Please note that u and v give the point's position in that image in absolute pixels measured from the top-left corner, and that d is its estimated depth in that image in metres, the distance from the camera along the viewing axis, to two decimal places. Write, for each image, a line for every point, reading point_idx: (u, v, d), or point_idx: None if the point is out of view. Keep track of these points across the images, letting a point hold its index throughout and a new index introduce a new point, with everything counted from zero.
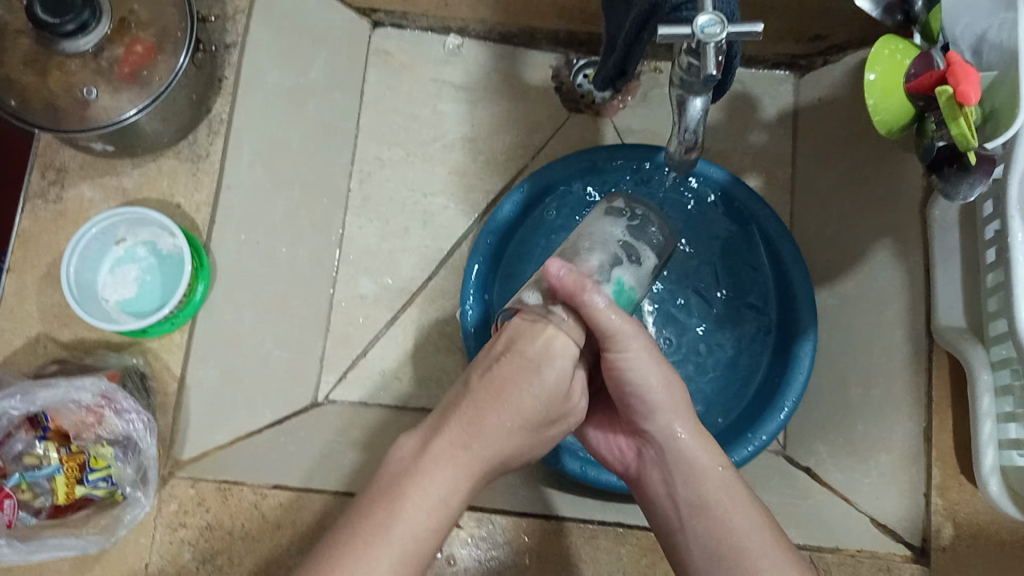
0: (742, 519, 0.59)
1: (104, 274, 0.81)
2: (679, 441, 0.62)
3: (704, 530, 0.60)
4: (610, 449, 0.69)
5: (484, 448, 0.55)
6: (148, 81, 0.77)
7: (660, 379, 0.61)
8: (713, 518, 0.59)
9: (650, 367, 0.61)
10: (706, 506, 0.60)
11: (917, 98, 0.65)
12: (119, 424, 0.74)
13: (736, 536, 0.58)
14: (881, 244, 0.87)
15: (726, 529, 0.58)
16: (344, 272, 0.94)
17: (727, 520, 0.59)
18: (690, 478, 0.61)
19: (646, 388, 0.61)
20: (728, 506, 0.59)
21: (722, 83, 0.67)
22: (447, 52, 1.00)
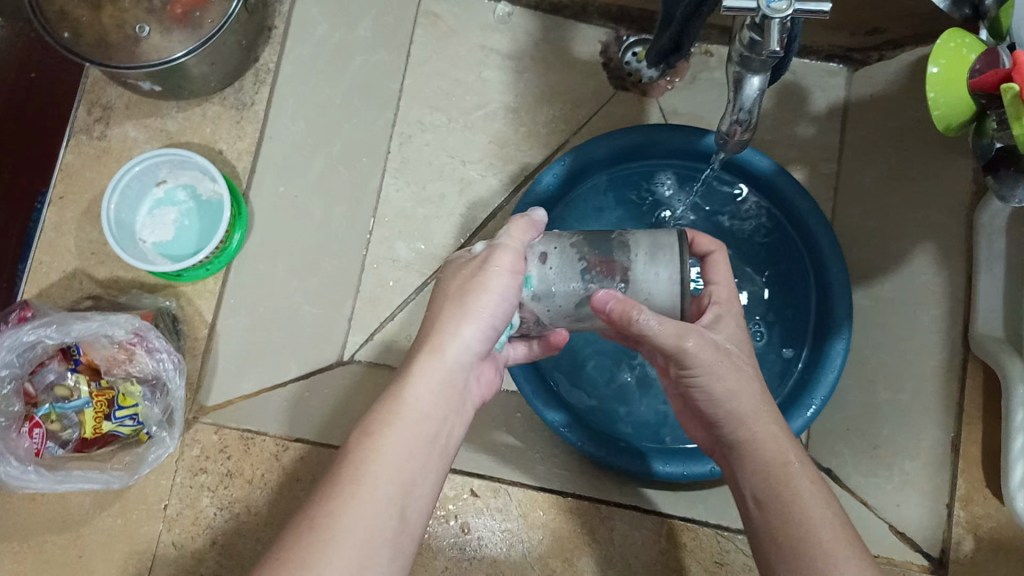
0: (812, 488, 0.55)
1: (142, 215, 0.81)
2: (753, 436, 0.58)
3: (770, 519, 0.54)
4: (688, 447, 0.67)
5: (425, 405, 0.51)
6: (197, 22, 0.77)
7: (733, 382, 0.60)
8: (779, 508, 0.54)
9: (723, 372, 0.60)
10: (772, 499, 0.55)
11: (978, 95, 0.61)
12: (150, 363, 0.74)
13: (799, 526, 0.52)
14: (922, 248, 0.86)
15: (798, 518, 0.53)
16: (380, 233, 0.91)
17: (791, 510, 0.53)
18: (757, 470, 0.57)
19: (717, 389, 0.60)
20: (807, 506, 0.53)
21: (780, 64, 0.65)
22: (497, 19, 0.99)
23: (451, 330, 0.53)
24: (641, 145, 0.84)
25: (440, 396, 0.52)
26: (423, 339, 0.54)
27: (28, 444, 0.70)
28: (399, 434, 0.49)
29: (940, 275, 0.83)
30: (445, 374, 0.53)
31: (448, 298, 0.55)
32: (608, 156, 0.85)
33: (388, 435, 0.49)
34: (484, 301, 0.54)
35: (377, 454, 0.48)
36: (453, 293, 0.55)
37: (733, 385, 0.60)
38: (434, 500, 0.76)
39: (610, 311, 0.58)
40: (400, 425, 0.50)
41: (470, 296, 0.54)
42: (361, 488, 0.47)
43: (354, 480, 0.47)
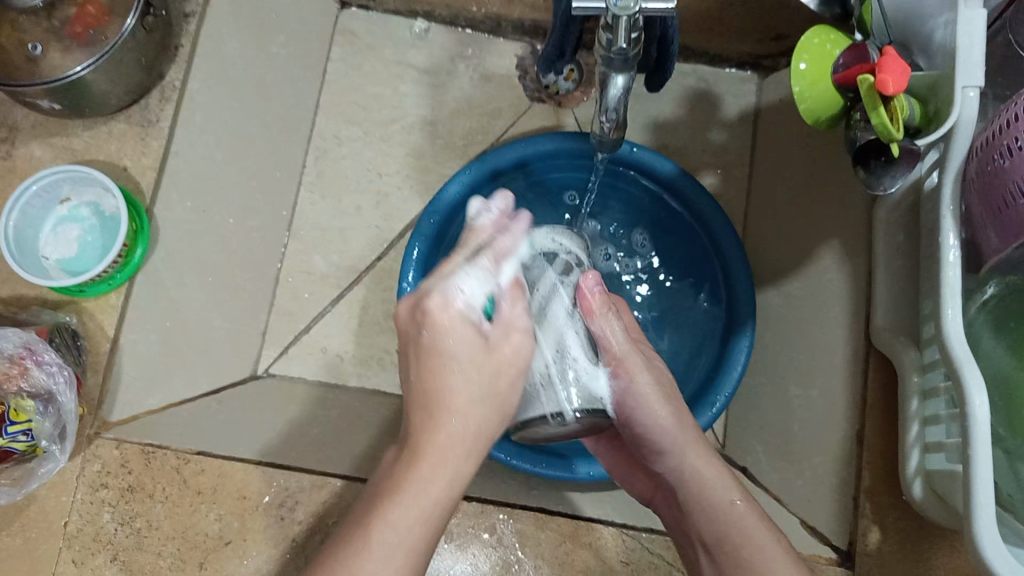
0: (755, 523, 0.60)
1: (45, 232, 0.81)
2: (693, 471, 0.64)
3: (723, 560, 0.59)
4: (635, 486, 0.72)
5: (436, 483, 0.49)
6: (95, 40, 0.79)
7: (671, 418, 0.65)
8: (729, 543, 0.59)
9: (657, 406, 0.65)
10: (721, 542, 0.60)
11: (845, 90, 0.63)
12: (41, 377, 0.73)
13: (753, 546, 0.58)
14: (828, 246, 0.87)
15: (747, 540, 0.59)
16: (293, 247, 0.92)
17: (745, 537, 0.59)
18: (704, 511, 0.62)
19: (658, 427, 0.65)
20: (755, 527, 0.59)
21: (663, 40, 0.68)
22: (414, 35, 1.00)
23: (431, 458, 0.49)
24: (542, 154, 0.86)
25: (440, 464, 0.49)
26: (416, 416, 0.50)
27: None
28: (401, 505, 0.48)
29: (844, 273, 0.84)
30: (449, 436, 0.50)
31: (423, 364, 0.50)
32: (510, 165, 0.86)
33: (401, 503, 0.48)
34: (464, 378, 0.50)
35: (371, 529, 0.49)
36: (422, 353, 0.50)
37: (670, 422, 0.65)
38: (337, 510, 0.75)
39: (593, 294, 0.64)
40: (414, 491, 0.48)
41: (459, 351, 0.50)
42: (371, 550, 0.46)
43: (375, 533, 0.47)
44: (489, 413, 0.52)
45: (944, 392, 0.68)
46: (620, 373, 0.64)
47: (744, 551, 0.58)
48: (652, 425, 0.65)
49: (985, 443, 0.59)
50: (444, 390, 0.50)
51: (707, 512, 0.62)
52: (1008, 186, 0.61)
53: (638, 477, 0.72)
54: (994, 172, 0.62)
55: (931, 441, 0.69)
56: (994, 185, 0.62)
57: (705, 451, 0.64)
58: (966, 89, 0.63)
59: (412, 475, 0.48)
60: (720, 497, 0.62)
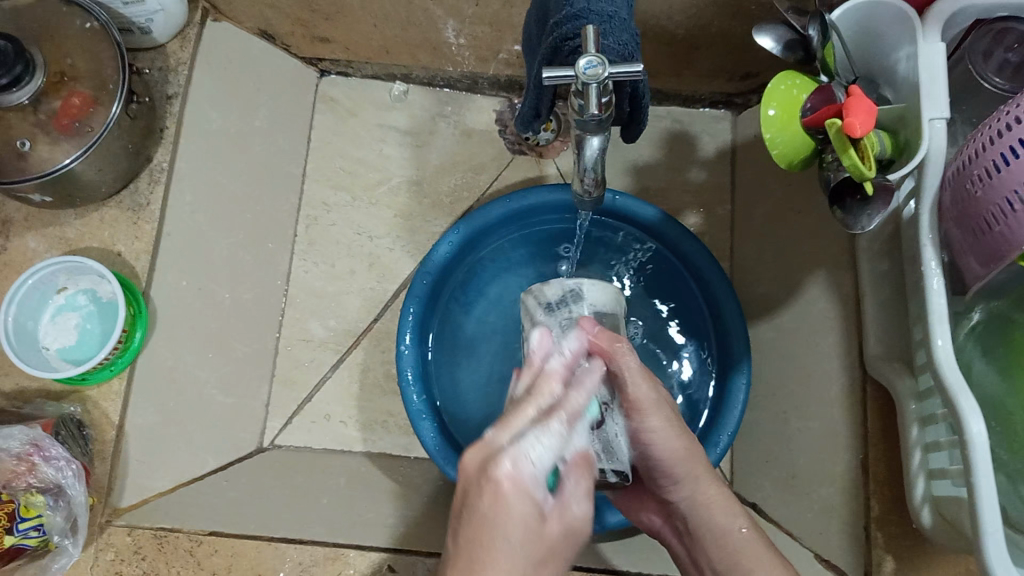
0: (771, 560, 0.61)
1: (45, 322, 0.81)
2: (704, 505, 0.64)
3: None
4: (642, 517, 0.72)
5: None
6: (82, 132, 0.79)
7: (681, 450, 0.63)
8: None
9: (671, 436, 0.63)
10: (736, 573, 0.61)
11: (814, 132, 0.65)
12: (50, 471, 0.73)
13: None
14: (816, 276, 0.88)
15: (761, 574, 0.60)
16: (290, 314, 0.95)
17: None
18: (716, 546, 0.63)
19: (669, 462, 0.64)
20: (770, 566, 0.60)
21: (635, 95, 0.70)
22: (393, 98, 1.03)
23: (489, 559, 0.46)
24: (530, 207, 0.87)
25: None
26: (463, 559, 0.46)
27: None
28: None
29: (833, 302, 0.86)
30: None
31: (472, 526, 0.47)
32: (497, 221, 0.87)
33: None
34: (519, 525, 0.47)
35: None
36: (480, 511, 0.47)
37: (681, 453, 0.64)
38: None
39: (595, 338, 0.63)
40: None
41: (517, 499, 0.47)
42: None
43: None
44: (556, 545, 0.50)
45: (942, 418, 0.69)
46: (637, 415, 0.63)
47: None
48: (660, 455, 0.64)
49: (986, 466, 0.60)
50: (500, 524, 0.47)
51: (715, 542, 0.63)
52: (985, 211, 0.62)
53: (650, 506, 0.71)
54: (969, 199, 0.64)
55: (935, 468, 0.70)
56: (970, 216, 0.64)
57: (716, 483, 0.65)
58: (934, 121, 0.66)
59: None
60: (731, 529, 0.63)
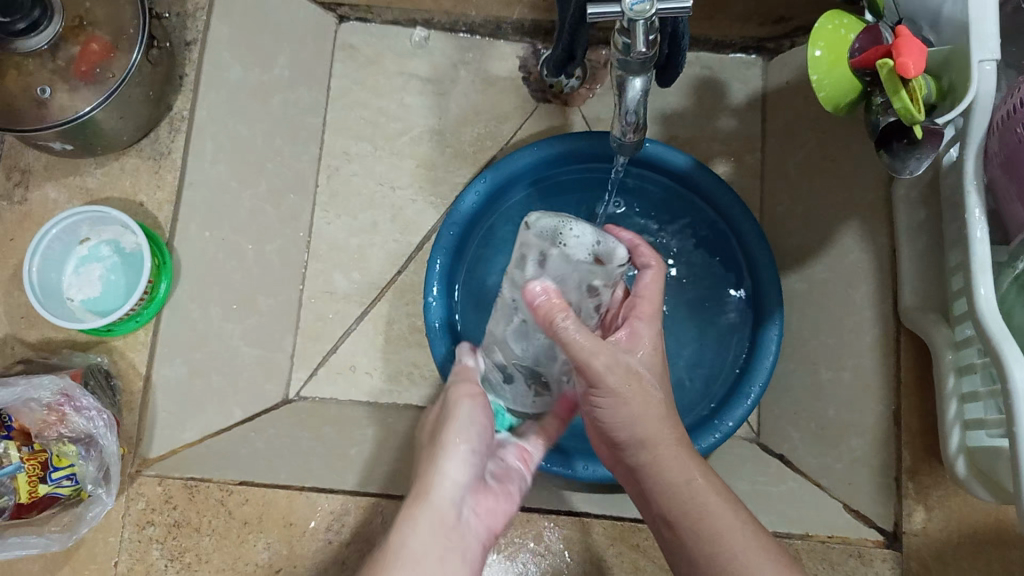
0: (726, 512, 0.59)
1: (68, 274, 0.81)
2: (655, 454, 0.62)
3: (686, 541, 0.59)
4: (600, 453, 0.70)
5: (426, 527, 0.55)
6: (102, 78, 0.77)
7: (637, 404, 0.61)
8: (695, 529, 0.59)
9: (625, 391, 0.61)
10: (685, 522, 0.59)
11: (862, 73, 0.63)
12: (81, 421, 0.72)
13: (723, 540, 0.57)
14: (848, 226, 0.86)
15: (713, 523, 0.58)
16: (313, 266, 0.94)
17: (713, 525, 0.58)
18: (666, 493, 0.61)
19: (620, 409, 0.61)
20: (723, 520, 0.58)
21: (675, 36, 0.67)
22: (414, 44, 1.00)
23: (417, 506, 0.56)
24: (558, 156, 0.85)
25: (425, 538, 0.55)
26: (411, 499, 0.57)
27: None
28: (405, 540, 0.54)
29: (866, 252, 0.84)
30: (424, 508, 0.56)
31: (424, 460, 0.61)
32: (524, 169, 0.86)
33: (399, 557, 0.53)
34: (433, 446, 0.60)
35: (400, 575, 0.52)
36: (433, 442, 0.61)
37: (637, 406, 0.62)
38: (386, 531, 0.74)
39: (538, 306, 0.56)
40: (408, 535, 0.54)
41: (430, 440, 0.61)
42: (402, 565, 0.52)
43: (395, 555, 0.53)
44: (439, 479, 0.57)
45: (981, 368, 0.68)
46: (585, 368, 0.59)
47: (711, 539, 0.58)
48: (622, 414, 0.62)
49: None
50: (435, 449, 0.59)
51: (665, 489, 0.61)
52: None
53: (602, 447, 0.69)
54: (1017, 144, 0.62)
55: (973, 418, 0.69)
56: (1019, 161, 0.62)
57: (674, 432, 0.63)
58: (983, 63, 0.62)
59: (404, 527, 0.55)
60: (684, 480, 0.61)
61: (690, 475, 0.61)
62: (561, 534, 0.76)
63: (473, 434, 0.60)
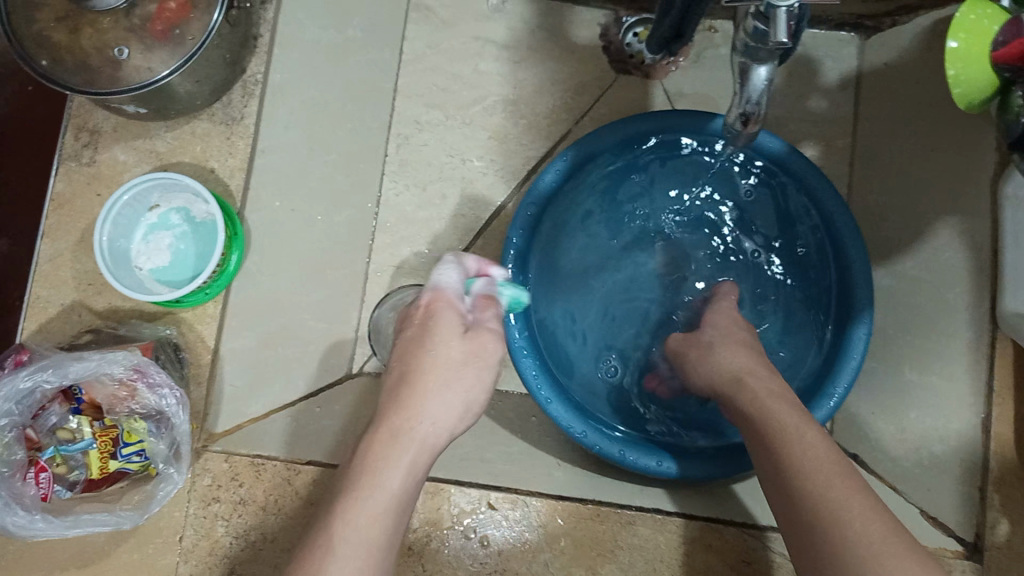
0: (851, 506, 0.53)
1: (137, 241, 0.78)
2: (807, 449, 0.58)
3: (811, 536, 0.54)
4: None
5: (392, 492, 0.52)
6: (182, 40, 0.74)
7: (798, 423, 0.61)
8: (823, 520, 0.54)
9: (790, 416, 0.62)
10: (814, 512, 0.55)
11: (1003, 68, 0.58)
12: (153, 398, 0.70)
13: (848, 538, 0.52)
14: (944, 222, 0.83)
15: (845, 515, 0.53)
16: (380, 240, 0.87)
17: (844, 523, 0.53)
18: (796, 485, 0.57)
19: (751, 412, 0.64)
20: (848, 506, 0.54)
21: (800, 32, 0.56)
22: (491, 8, 0.94)
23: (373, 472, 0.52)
24: (646, 134, 0.81)
25: (379, 517, 0.51)
26: (357, 474, 0.52)
27: (34, 491, 0.66)
28: (362, 508, 0.50)
29: (962, 253, 0.82)
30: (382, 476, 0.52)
31: (398, 401, 0.54)
32: (609, 147, 0.81)
33: (352, 532, 0.49)
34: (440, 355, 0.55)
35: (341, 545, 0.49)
36: (418, 352, 0.55)
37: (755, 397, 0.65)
38: (453, 515, 0.76)
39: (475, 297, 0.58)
40: (367, 499, 0.51)
41: (451, 371, 0.55)
42: (342, 538, 0.49)
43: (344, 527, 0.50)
44: (400, 466, 0.52)
45: None
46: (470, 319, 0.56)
47: (818, 522, 0.54)
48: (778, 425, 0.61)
49: None
50: (406, 410, 0.54)
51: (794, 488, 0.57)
52: None
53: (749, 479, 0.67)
54: None
55: None
56: None
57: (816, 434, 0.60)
58: None
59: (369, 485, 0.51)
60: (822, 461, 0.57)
61: (830, 469, 0.56)
62: (634, 530, 0.75)
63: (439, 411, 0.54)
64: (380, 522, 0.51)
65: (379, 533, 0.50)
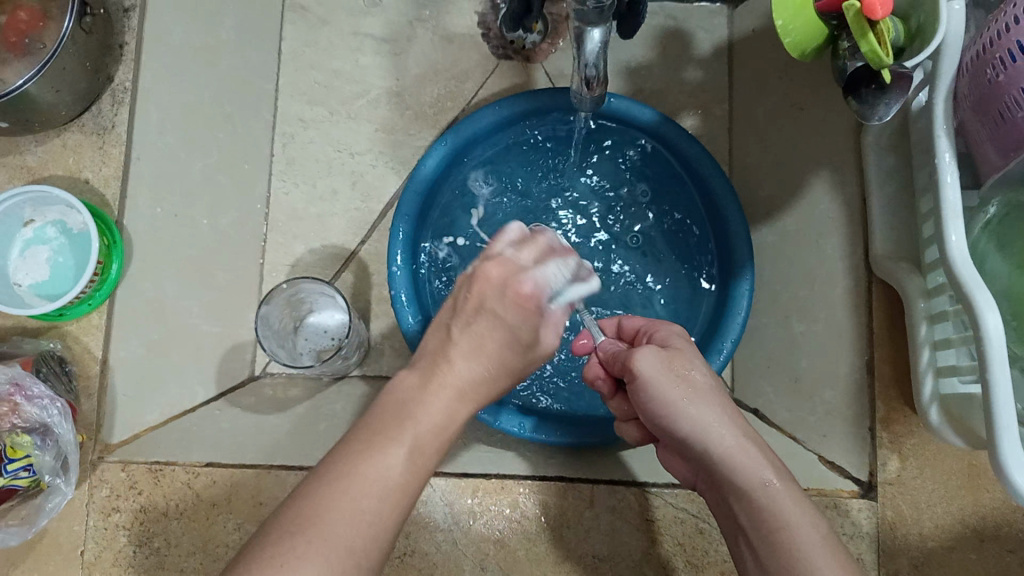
0: (799, 516, 0.56)
1: (14, 258, 0.77)
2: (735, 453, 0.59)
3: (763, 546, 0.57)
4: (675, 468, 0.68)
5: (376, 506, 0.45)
6: (34, 49, 0.77)
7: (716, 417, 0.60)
8: (775, 531, 0.56)
9: (702, 411, 0.60)
10: (765, 524, 0.57)
11: (828, 16, 0.61)
12: (34, 411, 0.71)
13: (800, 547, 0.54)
14: (819, 175, 0.85)
15: (793, 525, 0.56)
16: (273, 240, 0.91)
17: (793, 534, 0.55)
18: (741, 496, 0.58)
19: (655, 401, 0.61)
20: (796, 518, 0.56)
21: None
22: (368, 3, 0.95)
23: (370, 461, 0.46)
24: (522, 114, 0.83)
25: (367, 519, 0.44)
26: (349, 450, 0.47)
27: None
28: (347, 504, 0.44)
29: (835, 203, 0.83)
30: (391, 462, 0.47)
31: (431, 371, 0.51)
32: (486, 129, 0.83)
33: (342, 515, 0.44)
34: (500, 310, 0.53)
35: (342, 509, 0.44)
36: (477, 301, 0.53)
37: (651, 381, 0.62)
38: None
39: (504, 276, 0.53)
40: (358, 488, 0.45)
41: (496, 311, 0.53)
42: (320, 538, 0.43)
43: (321, 524, 0.43)
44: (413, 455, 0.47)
45: (953, 315, 0.67)
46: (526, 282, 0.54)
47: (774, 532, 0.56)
48: (691, 421, 0.60)
49: (1003, 363, 0.56)
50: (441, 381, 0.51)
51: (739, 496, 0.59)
52: (999, 103, 0.58)
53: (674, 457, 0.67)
54: (984, 87, 0.59)
55: (945, 366, 0.68)
56: (987, 103, 0.59)
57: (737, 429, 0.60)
58: (952, 3, 0.60)
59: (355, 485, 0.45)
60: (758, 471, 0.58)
61: (768, 477, 0.58)
62: (536, 499, 0.76)
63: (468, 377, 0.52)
64: (362, 522, 0.44)
65: (363, 530, 0.44)
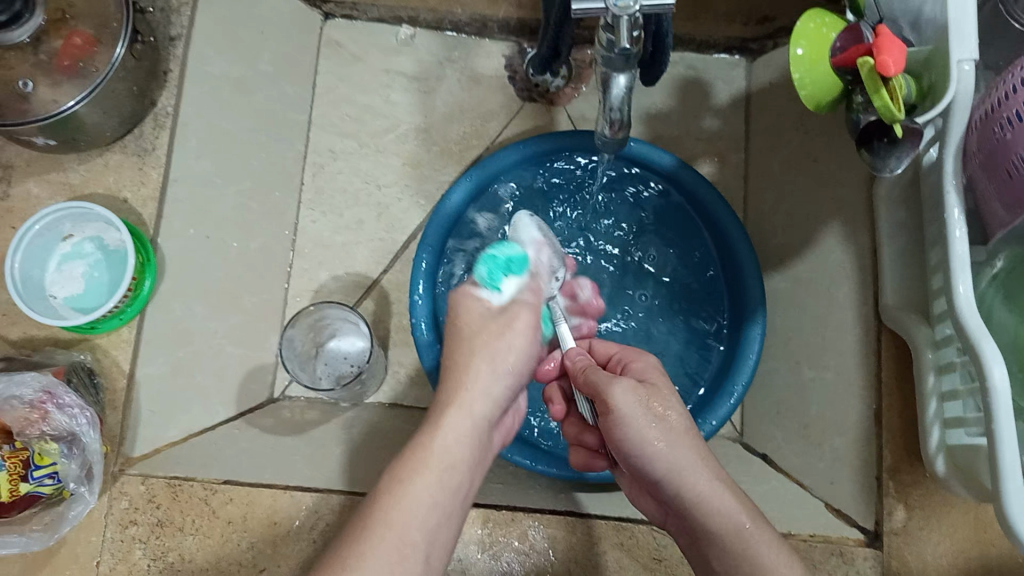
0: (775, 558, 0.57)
1: (51, 271, 0.80)
2: (711, 496, 0.60)
3: None
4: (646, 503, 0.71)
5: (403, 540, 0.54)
6: (86, 72, 0.79)
7: (690, 457, 0.61)
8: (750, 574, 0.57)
9: (678, 449, 0.61)
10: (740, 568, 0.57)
11: (843, 72, 0.64)
12: (62, 419, 0.73)
13: None
14: (831, 227, 0.87)
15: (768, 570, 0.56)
16: (299, 266, 0.95)
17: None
18: (715, 541, 0.59)
19: (631, 436, 0.62)
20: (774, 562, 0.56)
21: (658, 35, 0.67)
22: (400, 42, 1.00)
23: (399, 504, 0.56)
24: (545, 154, 0.86)
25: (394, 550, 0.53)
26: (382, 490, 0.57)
27: None
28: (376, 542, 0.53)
29: (848, 251, 0.85)
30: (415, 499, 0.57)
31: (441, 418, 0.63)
32: (510, 166, 0.86)
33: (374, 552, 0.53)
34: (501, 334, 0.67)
35: (367, 560, 0.52)
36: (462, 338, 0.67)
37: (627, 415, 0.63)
38: None
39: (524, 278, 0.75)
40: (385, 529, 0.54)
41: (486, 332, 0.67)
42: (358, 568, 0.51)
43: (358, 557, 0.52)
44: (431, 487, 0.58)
45: (960, 366, 0.68)
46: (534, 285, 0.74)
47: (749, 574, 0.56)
48: (666, 460, 0.61)
49: (1007, 413, 0.57)
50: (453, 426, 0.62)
51: (714, 540, 0.59)
52: (1010, 158, 0.60)
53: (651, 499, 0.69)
54: (996, 145, 0.61)
55: (951, 416, 0.69)
56: (997, 161, 0.61)
57: (714, 473, 0.61)
58: (962, 63, 0.60)
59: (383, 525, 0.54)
60: (731, 510, 0.59)
61: (741, 519, 0.58)
62: (546, 533, 0.76)
63: (471, 423, 0.63)
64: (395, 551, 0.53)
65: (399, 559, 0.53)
